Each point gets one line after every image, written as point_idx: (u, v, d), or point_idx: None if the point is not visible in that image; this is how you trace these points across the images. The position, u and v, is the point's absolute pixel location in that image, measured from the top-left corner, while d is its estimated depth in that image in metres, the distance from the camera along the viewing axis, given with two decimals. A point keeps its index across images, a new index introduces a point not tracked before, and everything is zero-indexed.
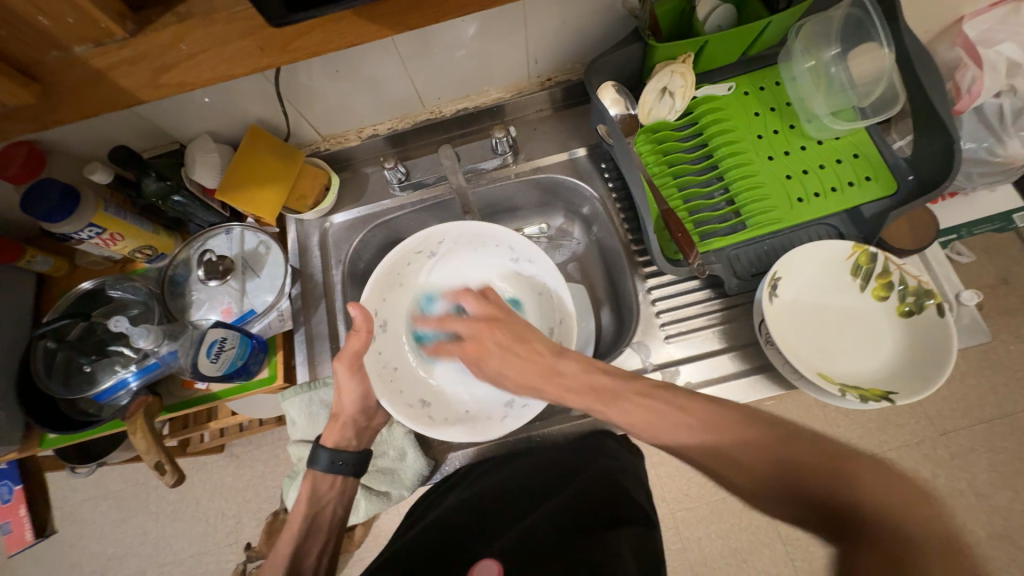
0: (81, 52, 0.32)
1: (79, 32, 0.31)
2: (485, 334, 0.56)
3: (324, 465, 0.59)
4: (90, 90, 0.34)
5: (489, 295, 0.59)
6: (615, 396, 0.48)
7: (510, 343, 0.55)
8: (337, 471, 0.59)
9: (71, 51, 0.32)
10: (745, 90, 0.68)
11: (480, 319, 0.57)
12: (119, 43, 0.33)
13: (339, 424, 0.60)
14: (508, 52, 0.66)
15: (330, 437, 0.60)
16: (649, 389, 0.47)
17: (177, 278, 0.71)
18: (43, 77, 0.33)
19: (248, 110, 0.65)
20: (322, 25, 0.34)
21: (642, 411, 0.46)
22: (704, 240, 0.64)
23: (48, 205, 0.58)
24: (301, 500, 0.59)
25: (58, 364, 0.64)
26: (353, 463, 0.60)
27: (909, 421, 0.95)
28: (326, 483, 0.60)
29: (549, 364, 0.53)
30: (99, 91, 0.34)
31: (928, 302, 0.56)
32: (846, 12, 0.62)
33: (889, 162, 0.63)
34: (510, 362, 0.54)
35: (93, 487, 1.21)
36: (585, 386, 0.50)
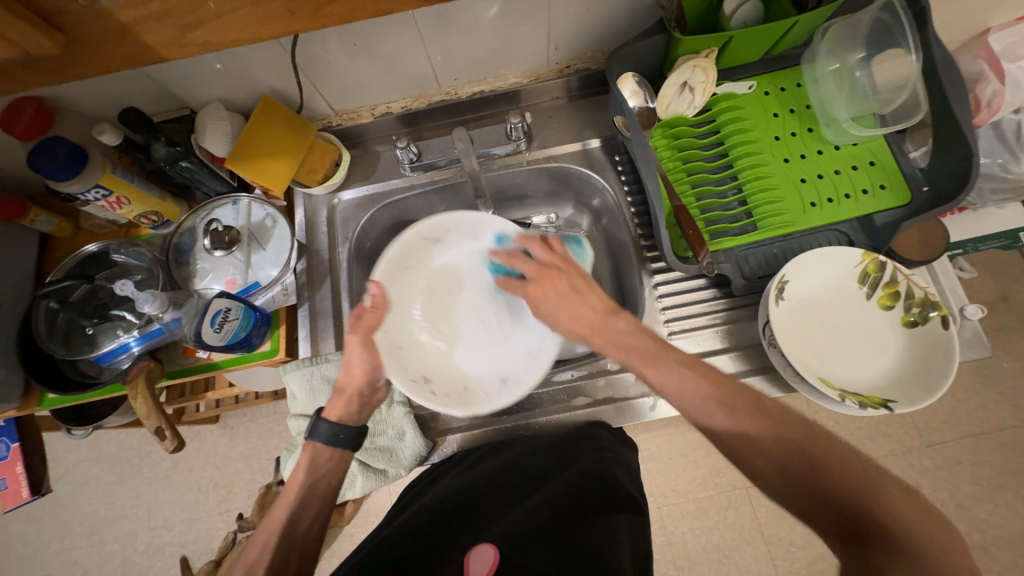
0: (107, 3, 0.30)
1: None
2: (545, 279, 0.53)
3: (325, 437, 0.57)
4: (117, 45, 0.32)
5: (557, 246, 0.55)
6: (654, 357, 0.48)
7: (555, 276, 0.52)
8: (339, 443, 0.57)
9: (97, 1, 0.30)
10: (765, 90, 0.67)
11: (546, 266, 0.54)
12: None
13: (345, 398, 0.57)
14: (528, 37, 0.65)
15: (333, 410, 0.58)
16: (650, 350, 0.48)
17: (182, 246, 0.70)
18: (66, 27, 0.31)
19: (261, 78, 0.64)
20: None
21: (666, 375, 0.46)
22: (714, 239, 0.63)
23: (55, 163, 0.57)
24: (298, 470, 0.56)
25: (60, 325, 0.65)
26: (354, 436, 0.58)
27: (898, 430, 0.96)
28: (325, 454, 0.57)
29: (602, 316, 0.51)
30: (123, 46, 0.32)
31: (933, 314, 0.56)
32: (875, 16, 0.61)
33: (905, 172, 0.63)
34: (573, 305, 0.52)
35: (88, 449, 1.22)
36: (634, 347, 0.49)
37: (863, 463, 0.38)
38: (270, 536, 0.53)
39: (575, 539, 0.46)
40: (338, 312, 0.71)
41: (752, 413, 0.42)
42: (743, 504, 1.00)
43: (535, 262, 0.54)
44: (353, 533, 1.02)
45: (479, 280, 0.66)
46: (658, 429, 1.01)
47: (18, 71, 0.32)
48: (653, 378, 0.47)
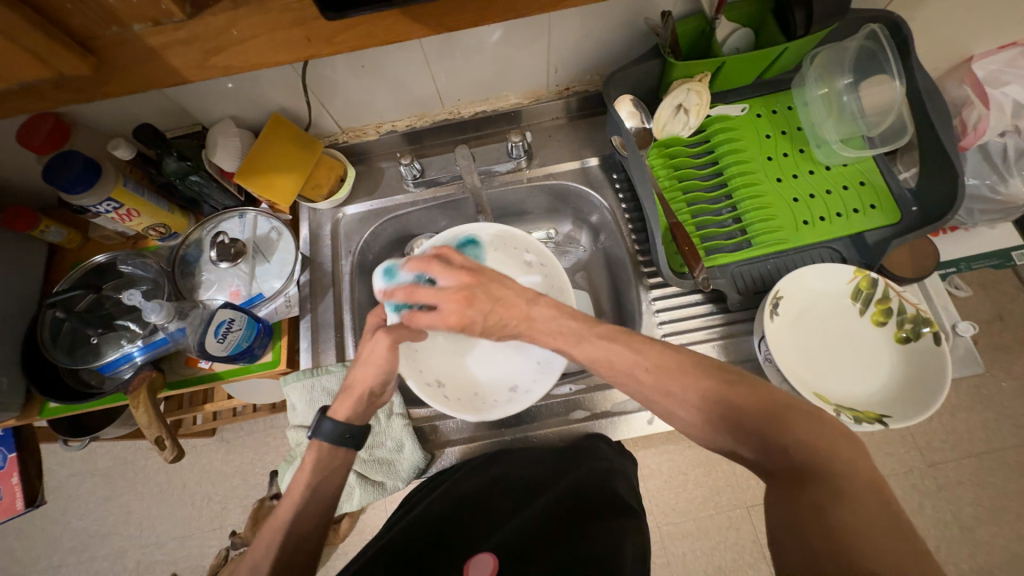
0: (139, 30, 0.32)
1: (140, 11, 0.31)
2: (460, 304, 0.48)
3: (328, 436, 0.54)
4: (143, 66, 0.34)
5: (447, 256, 0.51)
6: (580, 337, 0.48)
7: (461, 289, 0.48)
8: (343, 444, 0.54)
9: (129, 27, 0.32)
10: (757, 112, 0.70)
11: (455, 287, 0.48)
12: (176, 24, 0.32)
13: (352, 398, 0.55)
14: (529, 60, 0.68)
15: (344, 408, 0.55)
16: (614, 332, 0.48)
17: (188, 258, 0.71)
18: (100, 51, 0.33)
19: (271, 97, 0.67)
20: (366, 22, 0.35)
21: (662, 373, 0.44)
22: (710, 255, 0.65)
23: (69, 176, 0.59)
24: (302, 470, 0.53)
25: (65, 334, 0.65)
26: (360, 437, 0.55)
27: (899, 449, 0.96)
28: (333, 453, 0.54)
29: (523, 309, 0.50)
30: (149, 68, 0.34)
31: (925, 330, 0.57)
32: (861, 43, 0.63)
33: (895, 192, 0.64)
34: (493, 310, 0.49)
35: (83, 463, 1.21)
36: (557, 332, 0.49)
37: (807, 411, 0.39)
38: (274, 536, 0.50)
39: (578, 546, 0.46)
40: (340, 324, 0.72)
41: (692, 377, 0.43)
42: (744, 523, 0.98)
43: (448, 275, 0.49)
44: (348, 552, 1.00)
45: None
46: (658, 446, 1.01)
47: (50, 91, 0.34)
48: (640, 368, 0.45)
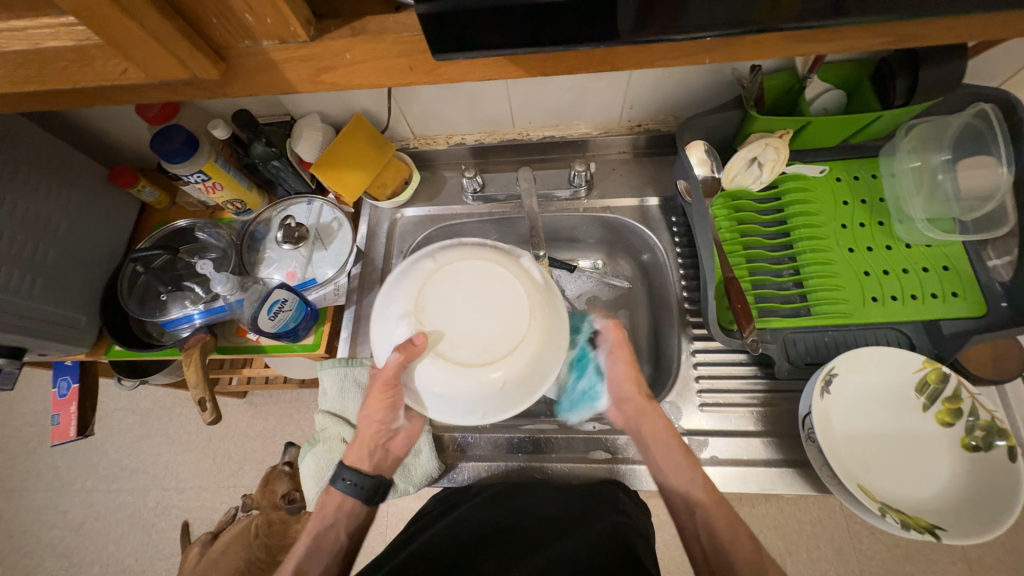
0: (266, 46, 0.34)
1: (270, 31, 0.33)
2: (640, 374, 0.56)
3: (342, 484, 0.55)
4: (262, 78, 0.37)
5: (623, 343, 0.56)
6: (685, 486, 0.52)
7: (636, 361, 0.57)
8: (351, 491, 0.55)
9: (259, 43, 0.34)
10: (837, 175, 0.66)
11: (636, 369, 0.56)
12: (299, 44, 0.34)
13: (364, 444, 0.55)
14: (606, 94, 0.68)
15: (356, 455, 0.56)
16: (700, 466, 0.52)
17: (255, 234, 0.76)
18: (229, 59, 0.35)
19: (358, 100, 0.71)
20: (466, 64, 0.36)
21: (682, 466, 0.53)
22: (762, 316, 0.62)
23: (172, 146, 0.65)
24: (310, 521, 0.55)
25: (139, 287, 0.72)
26: (368, 485, 0.55)
27: (943, 559, 0.87)
28: (335, 502, 0.56)
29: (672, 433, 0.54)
30: (267, 79, 0.37)
31: (999, 442, 0.51)
32: (966, 121, 0.59)
33: (983, 283, 0.59)
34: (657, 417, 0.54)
35: (128, 400, 1.31)
36: (678, 481, 0.52)
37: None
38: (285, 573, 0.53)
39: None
40: None
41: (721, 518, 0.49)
42: None
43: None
44: None
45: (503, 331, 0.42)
46: None
47: (180, 86, 0.37)
48: (673, 465, 0.53)
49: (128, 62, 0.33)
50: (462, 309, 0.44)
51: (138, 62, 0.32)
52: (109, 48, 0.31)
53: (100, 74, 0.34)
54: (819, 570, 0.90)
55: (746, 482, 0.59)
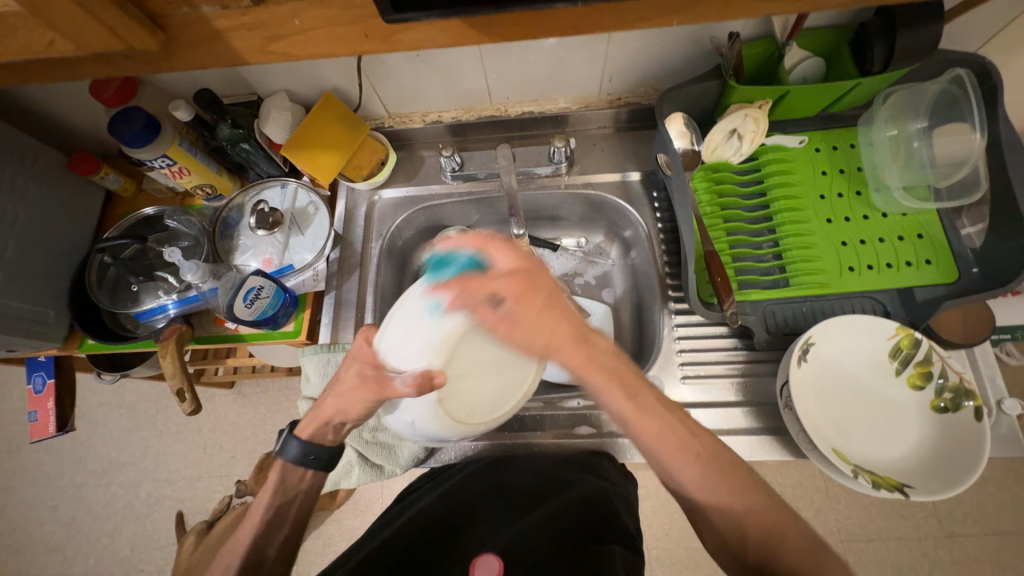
0: (207, 12, 0.33)
1: None
2: (527, 282, 0.47)
3: (295, 456, 0.54)
4: (209, 50, 0.34)
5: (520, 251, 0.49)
6: (644, 404, 0.46)
7: (523, 275, 0.48)
8: (307, 464, 0.54)
9: (199, 9, 0.33)
10: (816, 146, 0.66)
11: (513, 272, 0.47)
12: (242, 9, 0.33)
13: (322, 418, 0.54)
14: (584, 66, 0.66)
15: (307, 429, 0.54)
16: (669, 400, 0.47)
17: (228, 221, 0.74)
18: (170, 29, 0.33)
19: (326, 76, 0.68)
20: (424, 32, 0.34)
21: (645, 416, 0.45)
22: (742, 289, 0.62)
23: (131, 130, 0.62)
24: (267, 490, 0.53)
25: (109, 278, 0.70)
26: (324, 459, 0.54)
27: (915, 515, 0.91)
28: (296, 475, 0.54)
29: (581, 330, 0.48)
30: (214, 51, 0.35)
31: (966, 403, 0.53)
32: (943, 87, 0.59)
33: (956, 250, 0.60)
34: (551, 321, 0.47)
35: (111, 394, 1.29)
36: (627, 395, 0.46)
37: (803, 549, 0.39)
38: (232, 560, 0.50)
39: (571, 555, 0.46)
40: (362, 304, 0.73)
41: (737, 485, 0.42)
42: None
43: (500, 278, 0.47)
44: (341, 519, 1.04)
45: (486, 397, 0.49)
46: None
47: (120, 60, 0.35)
48: (628, 411, 0.46)
49: (56, 34, 0.30)
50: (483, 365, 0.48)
51: (67, 33, 0.30)
52: (34, 18, 0.29)
53: (27, 48, 0.31)
54: None
55: None
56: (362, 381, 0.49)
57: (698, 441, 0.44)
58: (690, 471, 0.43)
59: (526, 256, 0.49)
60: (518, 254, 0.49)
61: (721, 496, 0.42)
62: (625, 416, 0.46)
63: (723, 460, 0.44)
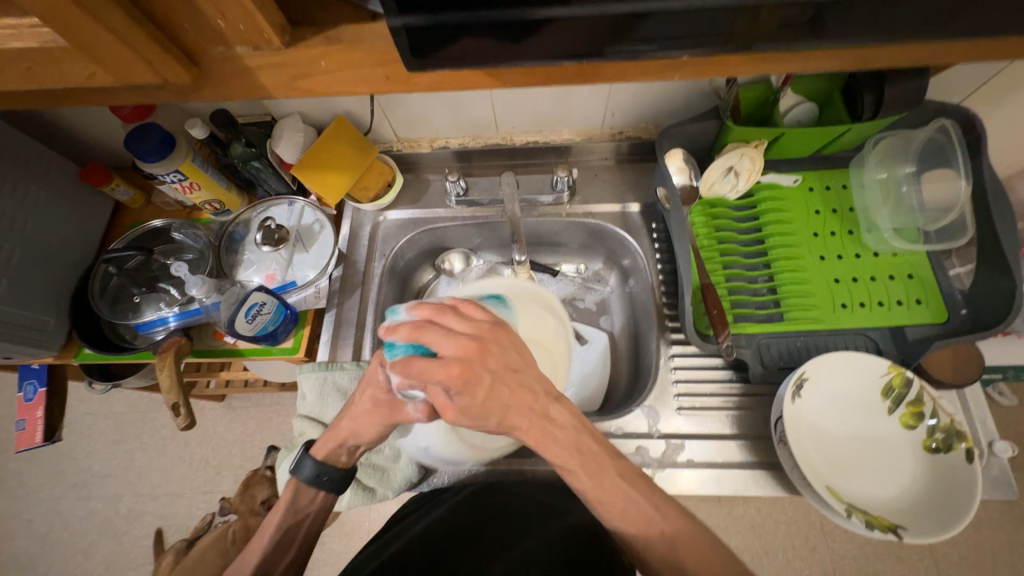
0: (241, 52, 0.34)
1: (246, 37, 0.33)
2: (488, 341, 0.44)
3: (308, 476, 0.54)
4: (237, 84, 0.37)
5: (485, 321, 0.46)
6: (604, 468, 0.45)
7: (454, 366, 0.41)
8: (320, 484, 0.54)
9: (233, 48, 0.34)
10: (810, 185, 0.69)
11: (467, 336, 0.43)
12: (274, 51, 0.34)
13: (337, 439, 0.54)
14: (587, 102, 0.69)
15: (320, 449, 0.55)
16: (632, 475, 0.46)
17: (234, 236, 0.75)
18: (203, 64, 0.35)
19: (340, 102, 0.70)
20: (441, 74, 0.36)
21: (609, 493, 0.45)
22: (738, 322, 0.63)
23: (148, 146, 0.64)
24: (276, 511, 0.54)
25: (112, 288, 0.71)
26: (338, 479, 0.55)
27: (911, 555, 0.90)
28: (307, 496, 0.55)
29: (541, 400, 0.45)
30: (242, 85, 0.37)
31: (958, 444, 0.54)
32: (929, 136, 0.62)
33: (945, 291, 0.62)
34: (506, 396, 0.43)
35: (100, 403, 1.27)
36: (584, 454, 0.45)
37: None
38: None
39: None
40: (361, 323, 0.73)
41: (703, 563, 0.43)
42: None
43: (451, 342, 0.43)
44: (326, 542, 1.01)
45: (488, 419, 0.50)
46: None
47: (152, 89, 0.36)
48: (590, 490, 0.45)
49: (96, 66, 0.32)
50: None
51: (106, 66, 0.32)
52: (77, 52, 0.31)
53: (66, 77, 0.33)
54: (795, 568, 0.92)
55: (720, 483, 0.60)
56: (376, 407, 0.51)
57: (664, 522, 0.45)
58: (636, 529, 0.44)
59: (474, 329, 0.45)
60: (459, 336, 0.43)
61: (684, 560, 0.43)
62: (587, 495, 0.45)
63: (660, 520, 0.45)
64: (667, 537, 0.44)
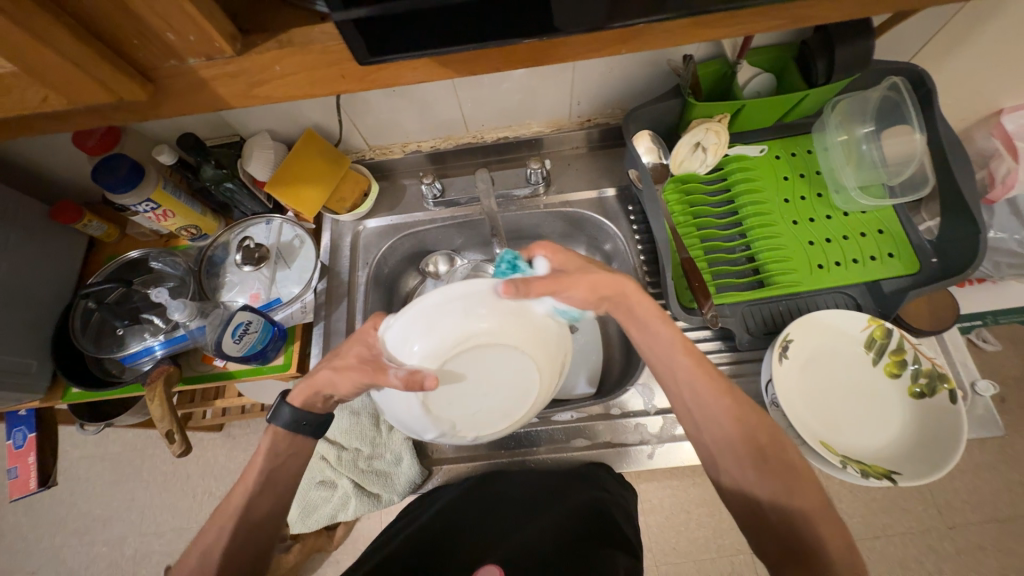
0: (193, 64, 0.34)
1: (196, 48, 0.33)
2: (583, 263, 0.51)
3: (286, 422, 0.53)
4: (194, 97, 0.37)
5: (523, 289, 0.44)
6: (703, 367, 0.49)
7: (572, 277, 0.48)
8: (298, 430, 0.54)
9: (185, 62, 0.34)
10: (776, 154, 0.70)
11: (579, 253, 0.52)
12: (226, 60, 0.34)
13: (314, 388, 0.52)
14: (554, 92, 0.70)
15: (296, 397, 0.53)
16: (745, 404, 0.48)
17: (214, 259, 0.75)
18: (157, 80, 0.35)
19: (307, 114, 0.70)
20: (396, 67, 0.36)
21: (715, 398, 0.48)
22: (720, 292, 0.65)
23: (116, 176, 0.63)
24: (258, 453, 0.52)
25: (93, 323, 0.70)
26: (315, 424, 0.54)
27: (916, 507, 0.91)
28: (286, 440, 0.54)
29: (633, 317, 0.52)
30: (199, 98, 0.37)
31: (941, 386, 0.56)
32: (883, 94, 0.64)
33: (914, 242, 0.64)
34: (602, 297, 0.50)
35: (94, 446, 1.24)
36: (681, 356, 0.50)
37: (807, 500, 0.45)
38: (222, 523, 0.49)
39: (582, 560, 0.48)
40: (351, 332, 0.73)
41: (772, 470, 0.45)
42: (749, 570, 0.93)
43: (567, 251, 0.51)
44: (340, 559, 1.00)
45: (510, 399, 0.48)
46: (663, 480, 0.97)
47: (108, 110, 0.36)
48: (704, 396, 0.48)
49: (48, 90, 0.32)
50: (480, 393, 0.46)
51: (59, 89, 0.32)
52: (27, 77, 0.31)
53: (18, 104, 0.33)
54: None
55: None
56: (362, 363, 0.47)
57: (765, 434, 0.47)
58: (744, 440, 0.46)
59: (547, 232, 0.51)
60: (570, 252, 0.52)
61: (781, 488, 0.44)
62: (701, 397, 0.48)
63: (762, 434, 0.47)
64: (770, 450, 0.46)
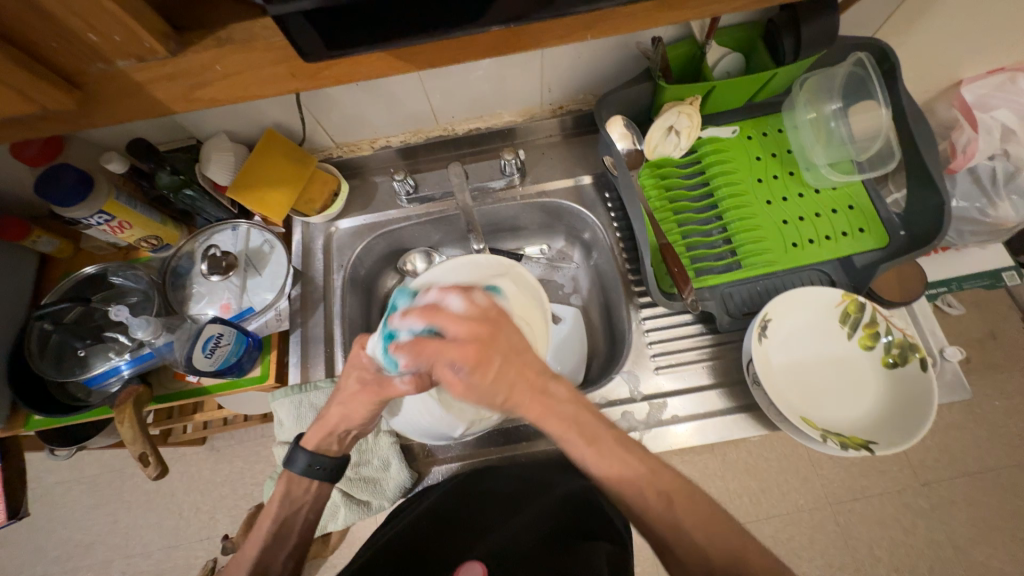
0: (124, 66, 0.32)
1: (125, 49, 0.31)
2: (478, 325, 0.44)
3: (301, 467, 0.53)
4: (131, 102, 0.34)
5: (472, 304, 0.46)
6: (597, 437, 0.45)
7: (468, 349, 0.43)
8: (314, 475, 0.54)
9: (115, 64, 0.32)
10: (748, 134, 0.70)
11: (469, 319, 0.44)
12: (161, 61, 0.32)
13: (325, 427, 0.53)
14: (523, 79, 0.68)
15: (310, 438, 0.54)
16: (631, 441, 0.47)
17: (179, 270, 0.71)
18: (86, 85, 0.33)
19: (266, 113, 0.67)
20: (349, 61, 0.34)
21: (608, 457, 0.45)
22: (699, 276, 0.65)
23: (60, 188, 0.59)
24: (273, 501, 0.53)
25: (51, 345, 0.65)
26: (332, 467, 0.54)
27: (892, 468, 0.95)
28: (302, 486, 0.54)
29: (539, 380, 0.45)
30: (136, 102, 0.34)
31: (913, 355, 0.58)
32: (849, 70, 0.65)
33: (883, 216, 0.65)
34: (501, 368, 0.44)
35: (69, 470, 1.19)
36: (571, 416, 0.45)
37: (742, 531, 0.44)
38: (242, 573, 0.51)
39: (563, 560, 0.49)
40: (330, 338, 0.71)
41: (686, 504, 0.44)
42: None
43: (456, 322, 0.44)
44: (337, 564, 0.99)
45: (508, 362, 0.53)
46: None
47: (35, 121, 0.34)
48: (590, 456, 0.45)
49: None
50: None
51: None
52: None
53: None
54: (791, 500, 0.96)
55: (705, 433, 0.62)
56: (364, 386, 0.51)
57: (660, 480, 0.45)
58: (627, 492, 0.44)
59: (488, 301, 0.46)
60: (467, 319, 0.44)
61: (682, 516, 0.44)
62: (588, 463, 0.45)
63: (662, 474, 0.45)
64: (667, 495, 0.44)
